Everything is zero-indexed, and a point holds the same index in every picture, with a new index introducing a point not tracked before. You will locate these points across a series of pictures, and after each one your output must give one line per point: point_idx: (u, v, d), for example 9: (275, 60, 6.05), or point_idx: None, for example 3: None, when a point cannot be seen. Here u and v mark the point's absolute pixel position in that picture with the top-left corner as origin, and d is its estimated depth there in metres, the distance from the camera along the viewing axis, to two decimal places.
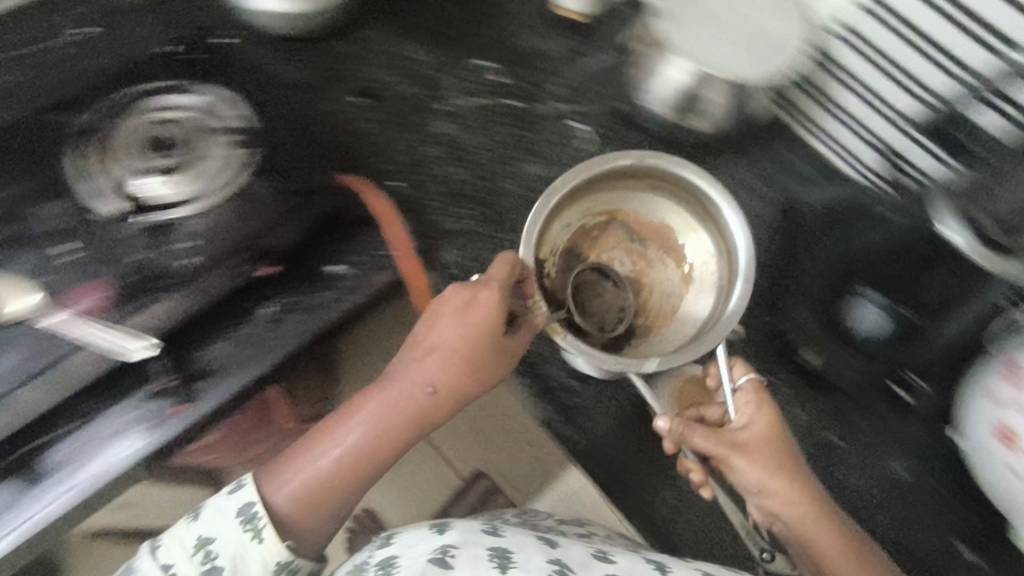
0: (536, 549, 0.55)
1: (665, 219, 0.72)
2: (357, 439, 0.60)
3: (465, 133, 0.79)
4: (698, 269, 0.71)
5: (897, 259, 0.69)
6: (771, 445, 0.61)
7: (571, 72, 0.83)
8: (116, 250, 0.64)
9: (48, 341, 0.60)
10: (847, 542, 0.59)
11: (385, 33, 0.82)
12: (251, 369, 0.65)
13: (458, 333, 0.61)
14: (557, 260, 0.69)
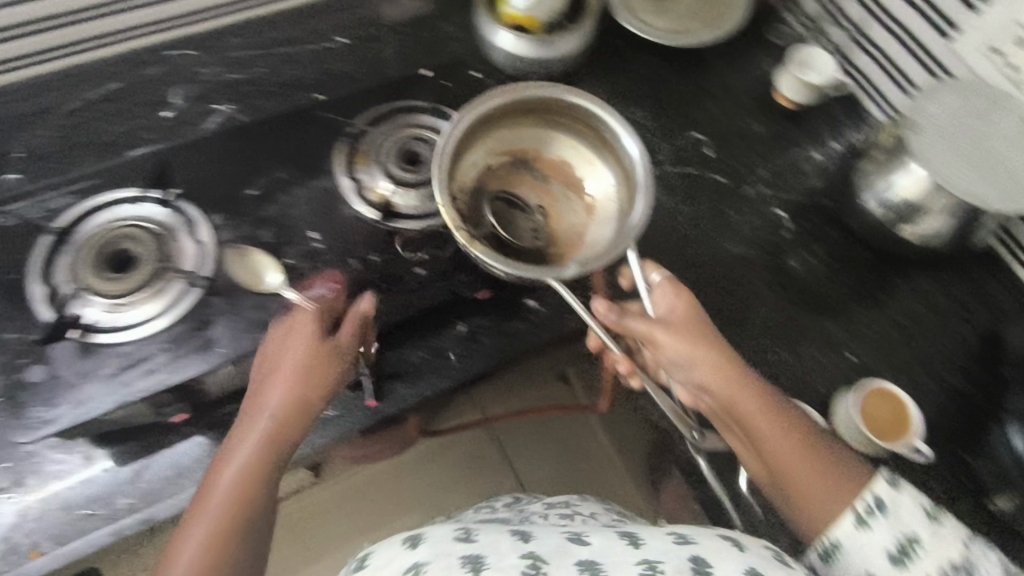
0: (507, 544, 0.49)
1: (564, 156, 0.75)
2: (223, 487, 0.53)
3: (678, 204, 0.82)
4: (601, 201, 0.74)
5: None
6: (694, 323, 0.62)
7: (780, 162, 0.87)
8: (357, 250, 0.66)
9: (286, 315, 0.62)
10: (794, 436, 0.58)
11: (608, 90, 0.88)
12: (437, 382, 0.68)
13: (302, 369, 0.57)
14: (476, 190, 0.73)
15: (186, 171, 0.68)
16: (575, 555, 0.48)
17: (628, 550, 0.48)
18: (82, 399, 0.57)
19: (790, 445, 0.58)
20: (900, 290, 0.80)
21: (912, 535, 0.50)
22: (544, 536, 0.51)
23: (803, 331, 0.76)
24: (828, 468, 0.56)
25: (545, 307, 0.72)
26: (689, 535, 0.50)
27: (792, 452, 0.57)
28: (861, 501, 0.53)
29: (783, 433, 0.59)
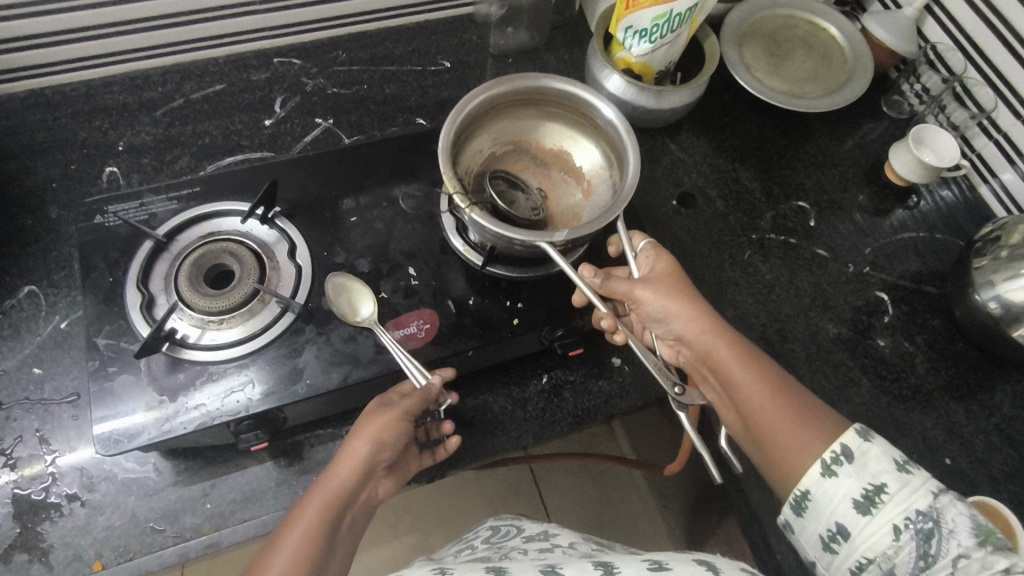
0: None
1: (563, 144, 0.64)
2: (282, 552, 0.46)
3: (774, 274, 0.79)
4: (599, 183, 0.62)
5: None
6: (672, 275, 0.60)
7: (884, 241, 0.83)
8: (453, 291, 0.63)
9: (370, 349, 0.60)
10: (764, 382, 0.54)
11: (715, 148, 0.86)
12: (509, 434, 0.66)
13: (374, 434, 0.52)
14: (472, 182, 0.61)
15: (284, 184, 0.67)
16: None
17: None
18: (167, 415, 0.55)
19: (775, 396, 0.53)
20: (1005, 395, 0.74)
21: (878, 483, 0.45)
22: (517, 564, 0.47)
23: (898, 425, 0.71)
24: (802, 413, 0.51)
25: (630, 368, 0.70)
26: (665, 561, 0.46)
27: (765, 400, 0.53)
28: (828, 448, 0.48)
29: (772, 385, 0.54)
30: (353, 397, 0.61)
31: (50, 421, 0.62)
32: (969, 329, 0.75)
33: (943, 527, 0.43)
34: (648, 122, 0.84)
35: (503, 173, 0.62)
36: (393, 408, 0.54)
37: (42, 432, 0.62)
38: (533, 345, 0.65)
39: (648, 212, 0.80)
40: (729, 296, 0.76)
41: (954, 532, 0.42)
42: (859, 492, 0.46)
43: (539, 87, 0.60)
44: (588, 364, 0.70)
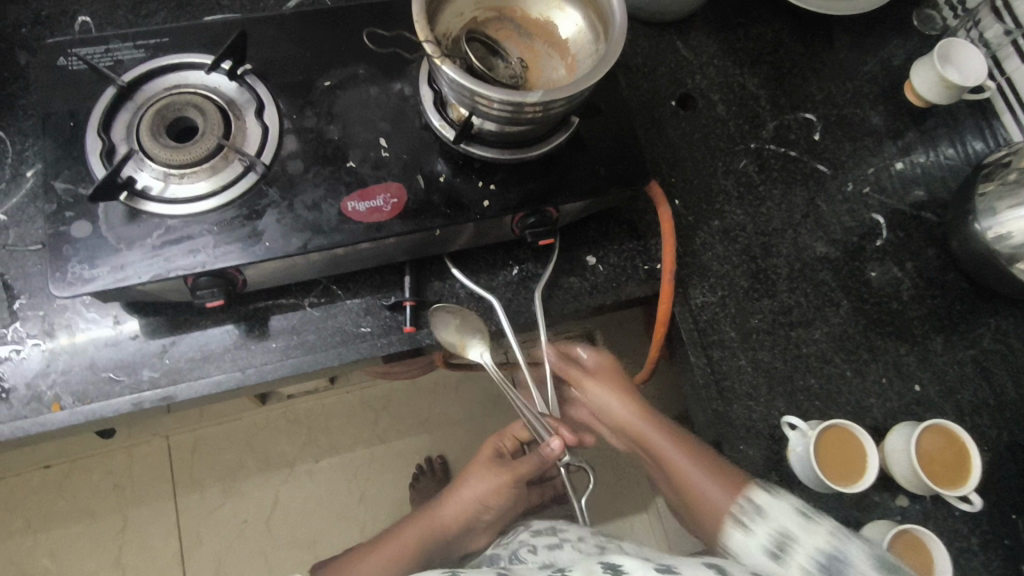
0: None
1: (551, 15, 0.60)
2: (396, 542, 0.73)
3: (767, 185, 0.75)
4: (583, 57, 0.59)
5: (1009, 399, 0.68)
6: (614, 372, 0.72)
7: (891, 163, 0.79)
8: (424, 166, 0.61)
9: (331, 216, 0.58)
10: (687, 454, 0.61)
11: (724, 51, 0.81)
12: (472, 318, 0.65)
13: (486, 484, 0.73)
14: (449, 43, 0.58)
15: (257, 37, 0.64)
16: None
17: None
18: (122, 263, 0.55)
19: (695, 459, 0.60)
20: (987, 328, 0.72)
21: (788, 534, 0.45)
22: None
23: (872, 348, 0.70)
24: (719, 469, 0.58)
25: (604, 269, 0.69)
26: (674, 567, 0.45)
27: (690, 471, 0.59)
28: (739, 500, 0.51)
29: (695, 455, 0.60)
30: (315, 266, 0.60)
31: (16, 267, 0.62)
32: (961, 257, 0.73)
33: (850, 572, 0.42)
34: (657, 12, 0.78)
35: (482, 37, 0.58)
36: (505, 472, 0.73)
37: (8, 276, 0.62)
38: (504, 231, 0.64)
39: (645, 113, 0.76)
40: (718, 206, 0.73)
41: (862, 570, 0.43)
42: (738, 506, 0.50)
43: None
44: (560, 257, 0.68)
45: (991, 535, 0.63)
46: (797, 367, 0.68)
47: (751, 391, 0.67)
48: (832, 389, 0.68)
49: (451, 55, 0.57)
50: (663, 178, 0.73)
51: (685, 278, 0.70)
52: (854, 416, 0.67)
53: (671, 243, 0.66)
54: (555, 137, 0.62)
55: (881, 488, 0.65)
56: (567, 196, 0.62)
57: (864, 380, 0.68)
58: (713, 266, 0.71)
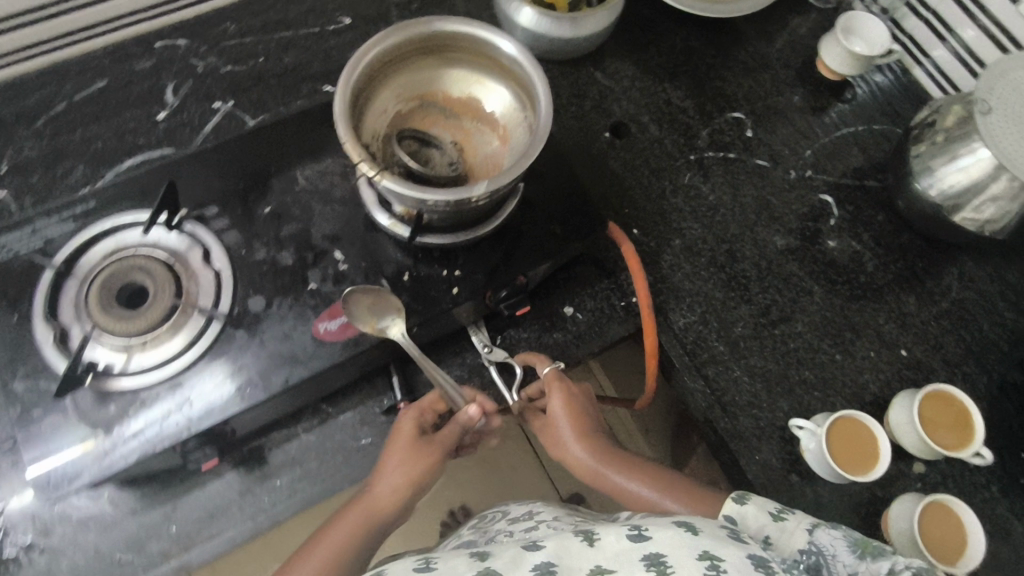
0: (466, 566, 0.44)
1: (471, 92, 0.62)
2: (324, 542, 0.53)
3: (714, 192, 0.77)
4: (513, 126, 0.60)
5: (989, 347, 0.71)
6: (580, 421, 0.61)
7: (824, 140, 0.81)
8: (386, 269, 0.61)
9: (306, 343, 0.57)
10: (634, 469, 0.58)
11: (642, 72, 0.82)
12: None
13: (410, 460, 0.56)
14: (381, 147, 0.58)
15: (185, 181, 0.62)
16: (530, 560, 0.43)
17: (583, 552, 0.44)
18: (105, 449, 0.53)
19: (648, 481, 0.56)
20: (951, 278, 0.75)
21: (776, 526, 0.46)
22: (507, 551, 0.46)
23: (852, 326, 0.72)
24: (686, 492, 0.54)
25: (584, 316, 0.69)
26: (644, 525, 0.45)
27: (648, 492, 0.55)
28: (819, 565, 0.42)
29: (643, 474, 0.57)
30: (301, 396, 0.59)
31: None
32: (912, 217, 0.75)
33: (826, 557, 0.44)
34: (568, 51, 0.79)
35: (412, 132, 0.59)
36: (435, 440, 0.57)
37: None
38: (479, 310, 0.64)
39: (582, 151, 0.77)
40: (674, 225, 0.75)
41: (837, 553, 0.44)
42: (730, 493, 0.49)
43: (433, 34, 0.57)
44: (539, 316, 0.69)
45: (1008, 479, 0.66)
46: (788, 363, 0.70)
47: (752, 399, 0.68)
48: (827, 376, 0.70)
49: (387, 159, 0.57)
50: (616, 210, 0.74)
51: (661, 303, 0.71)
52: (854, 397, 0.69)
53: (640, 278, 0.67)
54: (505, 209, 0.62)
55: (897, 461, 0.67)
56: (532, 263, 0.63)
57: (853, 360, 0.70)
58: (685, 285, 0.72)
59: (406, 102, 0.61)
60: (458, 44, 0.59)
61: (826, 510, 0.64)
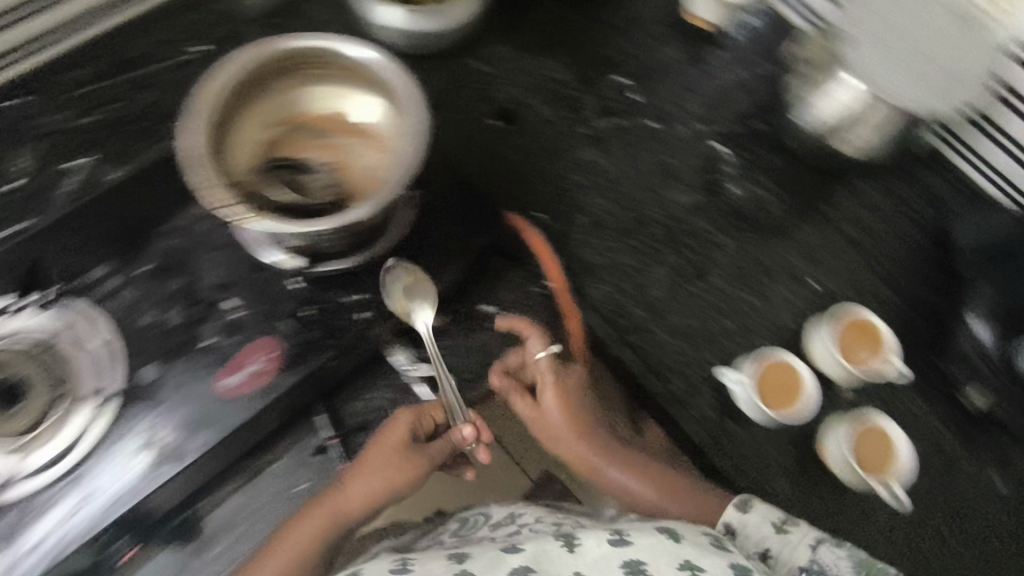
0: (442, 569, 0.51)
1: (339, 107, 0.59)
2: (287, 546, 0.56)
3: (610, 162, 0.77)
4: (388, 131, 0.58)
5: (891, 263, 0.75)
6: (573, 414, 0.66)
7: (708, 90, 0.82)
8: (285, 308, 0.58)
9: (216, 404, 0.54)
10: (628, 461, 0.67)
11: (519, 53, 0.81)
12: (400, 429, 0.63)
13: (390, 475, 0.56)
14: (254, 183, 0.55)
15: (46, 255, 0.57)
16: (508, 563, 0.50)
17: (562, 560, 0.50)
18: (7, 564, 0.49)
19: (642, 474, 0.65)
20: (846, 203, 0.77)
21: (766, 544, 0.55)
22: (480, 550, 0.53)
23: (763, 267, 0.74)
24: (665, 480, 0.64)
25: (504, 312, 0.68)
26: (626, 534, 0.52)
27: (641, 487, 0.65)
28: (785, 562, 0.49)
29: (623, 462, 0.66)
30: (222, 459, 0.56)
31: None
32: (801, 152, 0.77)
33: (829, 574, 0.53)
34: (441, 45, 0.77)
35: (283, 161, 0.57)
36: (417, 455, 0.57)
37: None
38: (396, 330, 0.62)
39: (471, 142, 0.74)
40: (576, 202, 0.74)
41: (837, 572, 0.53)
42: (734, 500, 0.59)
43: (280, 55, 0.55)
44: (459, 322, 0.67)
45: (926, 385, 0.69)
46: (709, 317, 0.71)
47: (680, 359, 0.70)
48: (747, 321, 0.72)
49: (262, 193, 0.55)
50: (517, 198, 0.73)
51: (578, 283, 0.71)
52: (776, 337, 0.71)
53: (552, 263, 0.69)
54: (400, 219, 0.63)
55: (825, 389, 0.69)
56: (441, 274, 0.63)
57: (769, 302, 0.72)
58: (599, 262, 0.72)
59: (274, 131, 0.59)
60: (313, 60, 0.57)
61: (768, 450, 0.67)
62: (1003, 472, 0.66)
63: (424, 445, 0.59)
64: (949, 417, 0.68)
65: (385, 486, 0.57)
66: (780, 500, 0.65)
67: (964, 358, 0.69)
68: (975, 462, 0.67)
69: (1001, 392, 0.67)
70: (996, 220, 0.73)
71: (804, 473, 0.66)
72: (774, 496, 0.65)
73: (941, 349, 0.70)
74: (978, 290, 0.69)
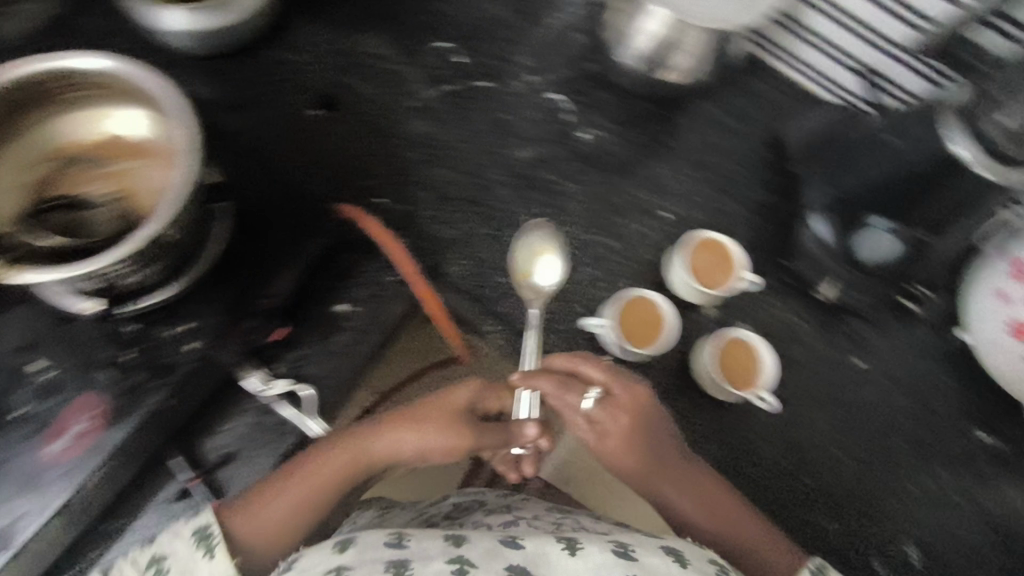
0: (438, 549, 0.50)
1: (108, 131, 0.61)
2: (302, 490, 0.57)
3: (443, 130, 0.74)
4: (156, 142, 0.59)
5: (734, 177, 0.77)
6: (640, 422, 0.63)
7: (534, 38, 0.79)
8: (106, 357, 0.55)
9: (47, 473, 0.52)
10: (696, 492, 0.62)
11: (327, 33, 0.76)
12: (264, 453, 0.61)
13: (439, 437, 0.62)
14: (30, 225, 0.56)
15: None
16: (506, 558, 0.49)
17: (562, 560, 0.50)
18: None
19: (709, 506, 0.61)
20: (683, 129, 0.79)
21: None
22: (474, 534, 0.53)
23: (615, 208, 0.74)
24: (716, 508, 0.61)
25: (362, 308, 0.66)
26: (633, 547, 0.52)
27: (701, 518, 0.61)
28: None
29: (683, 482, 0.62)
30: (75, 526, 0.54)
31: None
32: (633, 86, 0.77)
33: None
34: (241, 40, 0.72)
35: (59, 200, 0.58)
36: (468, 432, 0.63)
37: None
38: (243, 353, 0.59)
39: (295, 138, 0.71)
40: (418, 178, 0.72)
41: None
42: (807, 566, 0.57)
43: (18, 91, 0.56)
44: (315, 328, 0.64)
45: (780, 284, 0.75)
46: (571, 268, 0.71)
47: (547, 317, 0.70)
48: (608, 265, 0.72)
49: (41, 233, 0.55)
50: (355, 187, 0.70)
51: (431, 260, 0.69)
52: (638, 274, 0.72)
53: (394, 246, 0.65)
54: (212, 234, 0.58)
55: (688, 311, 0.73)
56: (274, 287, 0.59)
57: (626, 241, 0.73)
58: (450, 236, 0.70)
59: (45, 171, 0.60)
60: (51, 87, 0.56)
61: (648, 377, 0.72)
62: (849, 348, 0.74)
63: (480, 419, 0.65)
64: (798, 307, 0.75)
65: (420, 446, 0.62)
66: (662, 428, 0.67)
67: (812, 259, 0.72)
68: (826, 344, 0.74)
69: (856, 282, 0.71)
70: (821, 117, 0.76)
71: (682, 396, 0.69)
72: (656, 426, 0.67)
73: (782, 248, 0.76)
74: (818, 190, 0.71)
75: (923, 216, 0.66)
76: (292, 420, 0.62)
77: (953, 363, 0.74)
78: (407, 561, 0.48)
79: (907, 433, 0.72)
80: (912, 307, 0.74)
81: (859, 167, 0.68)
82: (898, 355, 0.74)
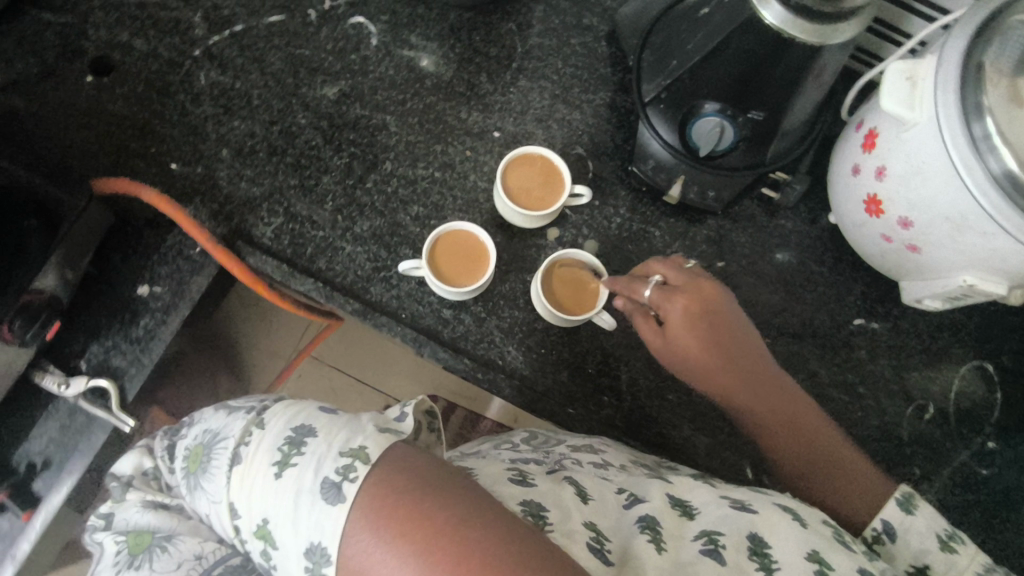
0: (572, 502, 0.42)
1: None
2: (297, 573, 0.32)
3: (237, 78, 0.68)
4: None
5: (569, 81, 0.71)
6: (717, 350, 0.55)
7: None
8: None
9: None
10: (773, 407, 0.56)
11: None
12: (76, 458, 0.60)
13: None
14: None
15: None
16: (634, 512, 0.43)
17: (683, 523, 0.43)
18: None
19: (788, 437, 0.56)
20: (510, 34, 0.71)
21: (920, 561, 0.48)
22: (594, 486, 0.45)
23: (438, 135, 0.68)
24: (815, 443, 0.55)
25: (162, 287, 0.62)
26: (748, 501, 0.45)
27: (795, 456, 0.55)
28: (869, 526, 0.51)
29: (786, 418, 0.56)
30: None
31: (193, 475, 0.36)
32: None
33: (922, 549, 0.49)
34: None
35: None
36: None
37: (230, 448, 0.35)
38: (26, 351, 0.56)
39: (77, 110, 0.66)
40: (214, 134, 0.66)
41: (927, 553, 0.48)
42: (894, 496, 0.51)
43: None
44: (113, 315, 0.62)
45: (629, 191, 0.69)
46: (394, 209, 0.66)
47: (369, 265, 0.64)
48: (435, 199, 0.66)
49: None
50: (145, 156, 0.65)
51: (235, 223, 0.64)
52: (470, 203, 0.67)
53: (180, 215, 0.59)
54: None
55: (529, 235, 0.66)
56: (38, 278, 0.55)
57: (453, 168, 0.67)
58: (255, 193, 0.65)
59: None
60: None
61: (488, 322, 0.64)
62: (709, 251, 0.69)
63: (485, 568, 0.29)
64: (652, 213, 0.69)
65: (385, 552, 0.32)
66: (502, 365, 0.63)
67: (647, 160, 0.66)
68: (685, 251, 0.69)
69: (706, 180, 0.64)
70: None
71: (528, 328, 0.64)
72: (495, 363, 0.63)
73: (626, 153, 0.70)
74: (644, 81, 0.63)
75: (756, 97, 0.58)
76: (102, 417, 0.60)
77: (820, 247, 0.70)
78: (545, 507, 0.40)
79: (780, 331, 0.68)
80: (774, 197, 0.70)
81: (680, 48, 0.60)
82: (761, 247, 0.70)
